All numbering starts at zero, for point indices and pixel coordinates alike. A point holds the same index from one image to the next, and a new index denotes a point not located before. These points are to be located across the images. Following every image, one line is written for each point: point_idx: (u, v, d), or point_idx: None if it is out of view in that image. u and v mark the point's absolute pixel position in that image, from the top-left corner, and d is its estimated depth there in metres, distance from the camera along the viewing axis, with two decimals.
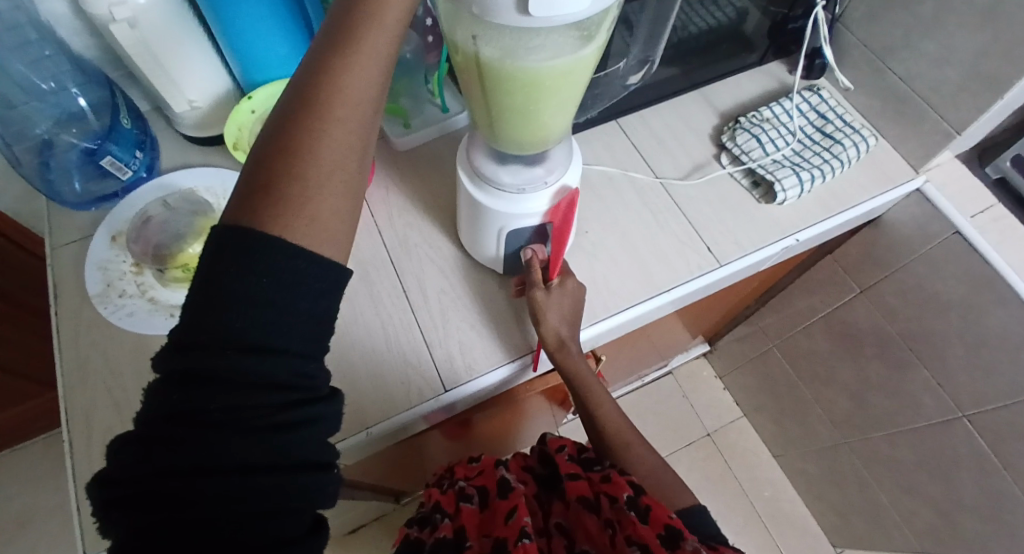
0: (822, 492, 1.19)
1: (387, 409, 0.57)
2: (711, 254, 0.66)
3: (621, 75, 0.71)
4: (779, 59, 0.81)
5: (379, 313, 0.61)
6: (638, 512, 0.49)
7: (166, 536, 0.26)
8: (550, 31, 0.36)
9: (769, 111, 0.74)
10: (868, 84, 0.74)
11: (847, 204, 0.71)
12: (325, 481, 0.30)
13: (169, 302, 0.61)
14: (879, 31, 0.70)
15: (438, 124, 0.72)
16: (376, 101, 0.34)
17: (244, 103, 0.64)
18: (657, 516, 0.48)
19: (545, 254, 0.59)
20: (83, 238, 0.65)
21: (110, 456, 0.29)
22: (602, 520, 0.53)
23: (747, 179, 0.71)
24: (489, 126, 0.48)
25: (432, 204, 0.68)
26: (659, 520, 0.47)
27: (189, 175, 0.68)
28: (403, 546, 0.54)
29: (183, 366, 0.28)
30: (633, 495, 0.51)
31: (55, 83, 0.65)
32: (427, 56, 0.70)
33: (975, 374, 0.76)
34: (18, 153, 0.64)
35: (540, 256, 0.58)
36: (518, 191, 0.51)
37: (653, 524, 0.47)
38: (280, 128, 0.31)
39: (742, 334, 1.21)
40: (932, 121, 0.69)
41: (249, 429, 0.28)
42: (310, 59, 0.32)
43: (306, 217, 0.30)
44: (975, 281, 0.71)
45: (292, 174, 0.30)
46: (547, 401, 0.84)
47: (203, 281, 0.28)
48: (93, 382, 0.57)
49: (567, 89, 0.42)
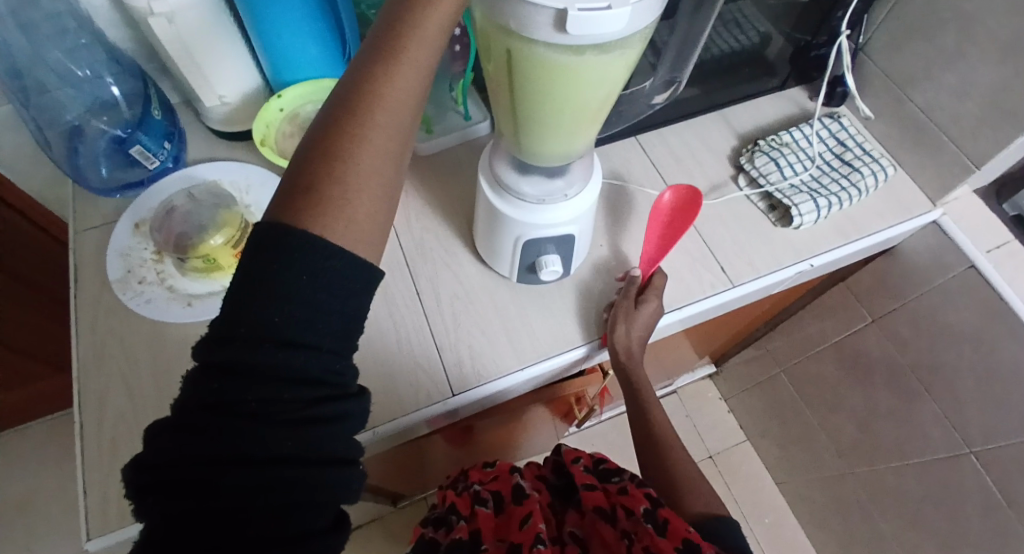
0: (823, 520, 1.18)
1: (394, 410, 0.57)
2: (724, 274, 0.67)
3: (646, 95, 0.73)
4: (801, 85, 0.81)
5: (392, 314, 0.62)
6: (656, 524, 0.48)
7: (195, 523, 0.27)
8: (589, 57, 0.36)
9: (788, 135, 0.75)
10: (889, 114, 0.74)
11: (863, 232, 0.71)
12: (349, 478, 0.31)
13: (187, 292, 0.62)
14: (902, 61, 0.70)
15: (459, 131, 0.73)
16: (414, 111, 0.34)
17: (272, 101, 0.66)
18: (675, 530, 0.47)
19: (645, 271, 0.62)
20: (106, 224, 0.67)
21: (144, 442, 0.29)
22: (619, 531, 0.52)
23: (764, 202, 0.72)
24: (515, 135, 0.48)
25: (451, 209, 0.69)
26: (677, 534, 0.46)
27: (213, 169, 0.69)
28: (419, 545, 0.55)
29: (220, 359, 0.29)
30: (651, 508, 0.50)
31: (90, 71, 0.66)
32: (452, 65, 0.71)
33: (985, 409, 0.75)
34: (49, 137, 0.66)
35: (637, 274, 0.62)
36: (537, 201, 0.52)
37: (671, 538, 0.46)
38: (321, 132, 0.32)
39: (749, 355, 1.21)
40: (951, 153, 0.69)
41: (281, 422, 0.29)
42: (353, 67, 0.33)
43: (344, 220, 0.31)
44: (989, 314, 0.71)
45: (331, 177, 0.31)
46: (551, 413, 0.84)
47: (244, 276, 0.29)
48: (110, 367, 0.59)
49: (597, 101, 0.42)
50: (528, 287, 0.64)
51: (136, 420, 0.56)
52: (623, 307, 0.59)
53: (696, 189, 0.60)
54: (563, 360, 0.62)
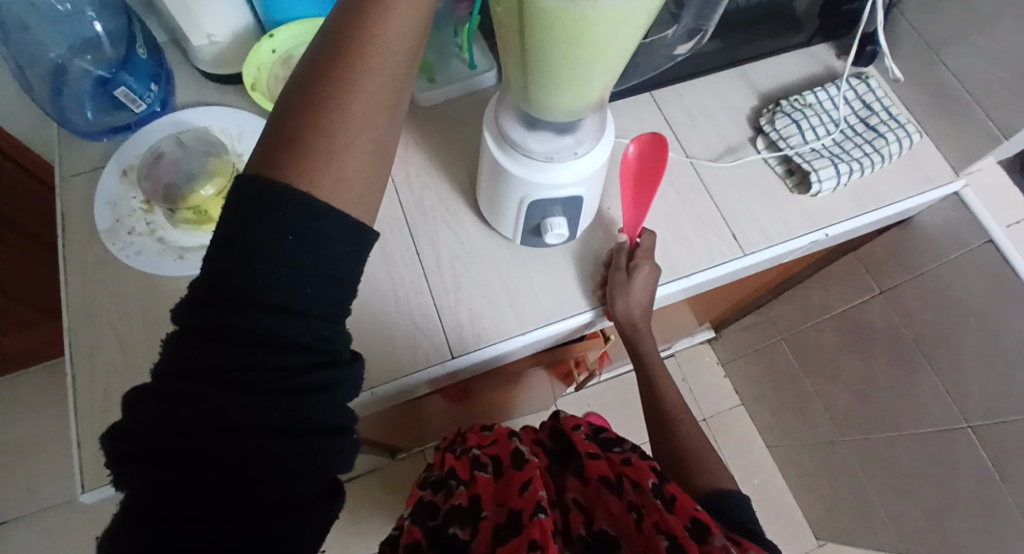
0: (812, 486, 1.20)
1: (392, 372, 0.56)
2: (735, 242, 0.64)
3: (667, 45, 0.67)
4: (827, 42, 0.77)
5: (391, 273, 0.60)
6: (664, 501, 0.47)
7: (180, 495, 0.25)
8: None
9: (811, 96, 0.71)
10: (918, 78, 0.70)
11: (882, 202, 0.68)
12: (344, 446, 0.30)
13: (179, 244, 0.59)
14: (937, 20, 0.65)
15: (463, 81, 0.69)
16: (410, 57, 0.31)
17: (262, 42, 0.61)
18: (683, 507, 0.45)
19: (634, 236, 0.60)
20: (94, 170, 0.64)
21: (124, 410, 0.28)
22: (625, 503, 0.51)
23: (781, 166, 0.68)
24: (524, 86, 0.45)
25: (453, 165, 0.66)
26: (686, 511, 0.45)
27: (203, 114, 0.65)
28: (415, 508, 0.54)
29: (203, 323, 0.27)
30: (659, 483, 0.49)
31: (71, 6, 0.61)
32: (456, 8, 0.66)
33: (988, 387, 0.74)
34: (30, 78, 0.61)
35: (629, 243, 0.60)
36: (545, 159, 0.49)
37: (680, 515, 0.45)
38: (308, 78, 0.29)
39: (749, 322, 1.20)
40: (979, 122, 0.65)
41: (270, 391, 0.27)
42: (345, 5, 0.30)
43: (331, 177, 0.28)
44: (1003, 293, 0.69)
45: (318, 127, 0.28)
46: (549, 375, 0.84)
47: (227, 235, 0.27)
48: (100, 318, 0.57)
49: (616, 47, 0.38)
50: (531, 250, 0.62)
51: (127, 374, 0.55)
52: (619, 278, 0.57)
53: (660, 135, 0.57)
54: (565, 326, 0.60)
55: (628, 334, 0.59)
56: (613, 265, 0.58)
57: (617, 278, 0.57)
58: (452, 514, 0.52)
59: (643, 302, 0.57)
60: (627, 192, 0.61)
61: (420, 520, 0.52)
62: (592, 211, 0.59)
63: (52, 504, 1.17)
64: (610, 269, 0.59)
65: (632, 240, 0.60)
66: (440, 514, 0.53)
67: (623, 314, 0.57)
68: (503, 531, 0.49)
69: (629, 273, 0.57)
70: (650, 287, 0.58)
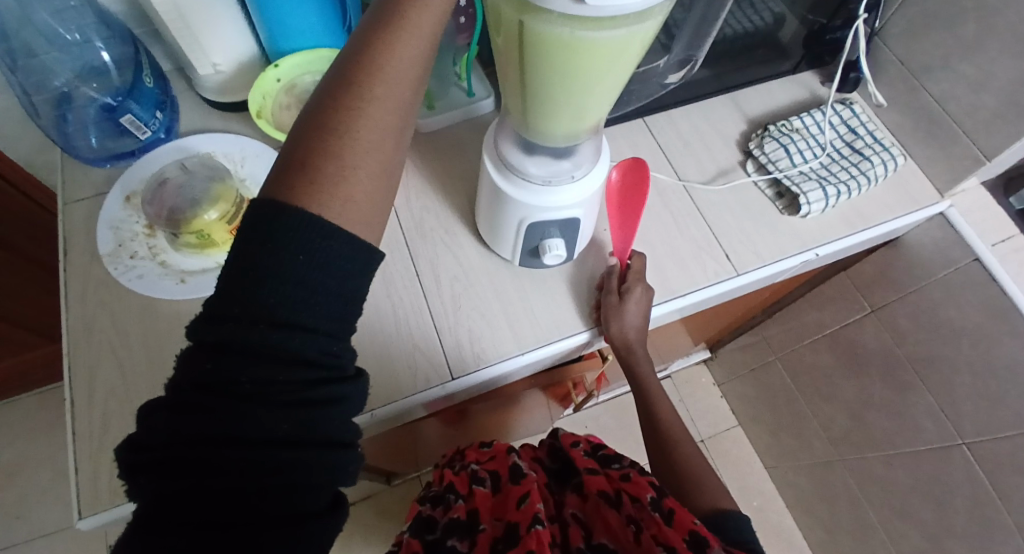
0: (811, 507, 1.20)
1: (393, 392, 0.56)
2: (729, 262, 0.66)
3: (660, 74, 0.70)
4: (813, 70, 0.79)
5: (391, 295, 0.61)
6: (663, 514, 0.47)
7: (191, 502, 0.26)
8: (600, 38, 0.34)
9: (798, 121, 0.73)
10: (903, 104, 0.72)
11: (870, 222, 0.70)
12: (348, 459, 0.30)
13: (180, 268, 0.60)
14: (918, 49, 0.68)
15: (462, 108, 0.71)
16: (416, 86, 0.33)
17: (268, 70, 0.64)
18: (682, 521, 0.45)
19: (626, 257, 0.62)
20: (96, 196, 0.65)
21: (138, 420, 0.28)
22: (623, 516, 0.51)
23: (771, 189, 0.70)
24: (523, 112, 0.47)
25: (452, 189, 0.67)
26: (684, 525, 0.45)
27: (207, 140, 0.67)
28: (415, 523, 0.54)
29: (215, 337, 0.28)
30: (656, 497, 0.49)
31: (80, 35, 0.63)
32: (457, 37, 0.67)
33: (980, 404, 0.75)
34: (36, 103, 0.63)
35: (620, 264, 0.61)
36: (542, 182, 0.50)
37: (678, 529, 0.45)
38: (321, 105, 0.30)
39: (744, 342, 1.21)
40: (963, 145, 0.67)
41: (279, 403, 0.28)
42: (355, 36, 0.32)
43: (341, 197, 0.29)
44: (991, 310, 0.71)
45: (329, 152, 0.30)
46: (546, 396, 0.84)
47: (239, 254, 0.28)
48: (99, 340, 0.57)
49: (610, 76, 0.40)
50: (529, 271, 0.63)
51: (126, 396, 0.55)
52: (612, 301, 0.58)
53: (641, 159, 0.59)
54: (564, 345, 0.61)
55: (625, 352, 0.59)
56: (607, 287, 0.60)
57: (614, 300, 0.58)
58: (450, 527, 0.52)
59: (641, 321, 0.58)
60: (614, 215, 0.63)
61: (420, 535, 0.52)
62: (588, 235, 0.61)
63: (40, 532, 1.14)
64: (603, 292, 0.60)
65: (622, 262, 0.62)
66: (439, 528, 0.53)
67: (621, 334, 0.58)
68: (501, 542, 0.49)
69: (620, 296, 0.58)
70: (646, 306, 0.59)
